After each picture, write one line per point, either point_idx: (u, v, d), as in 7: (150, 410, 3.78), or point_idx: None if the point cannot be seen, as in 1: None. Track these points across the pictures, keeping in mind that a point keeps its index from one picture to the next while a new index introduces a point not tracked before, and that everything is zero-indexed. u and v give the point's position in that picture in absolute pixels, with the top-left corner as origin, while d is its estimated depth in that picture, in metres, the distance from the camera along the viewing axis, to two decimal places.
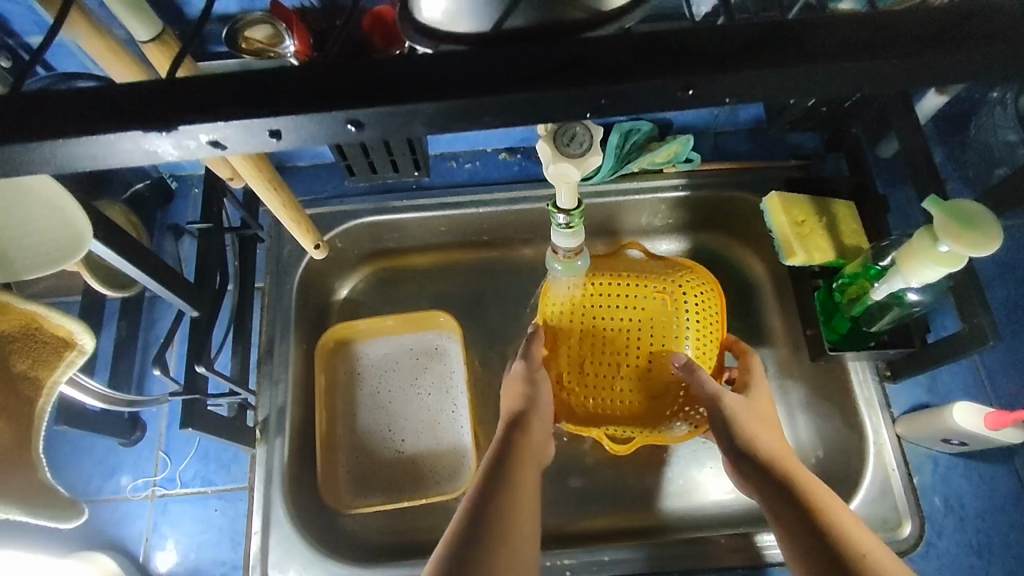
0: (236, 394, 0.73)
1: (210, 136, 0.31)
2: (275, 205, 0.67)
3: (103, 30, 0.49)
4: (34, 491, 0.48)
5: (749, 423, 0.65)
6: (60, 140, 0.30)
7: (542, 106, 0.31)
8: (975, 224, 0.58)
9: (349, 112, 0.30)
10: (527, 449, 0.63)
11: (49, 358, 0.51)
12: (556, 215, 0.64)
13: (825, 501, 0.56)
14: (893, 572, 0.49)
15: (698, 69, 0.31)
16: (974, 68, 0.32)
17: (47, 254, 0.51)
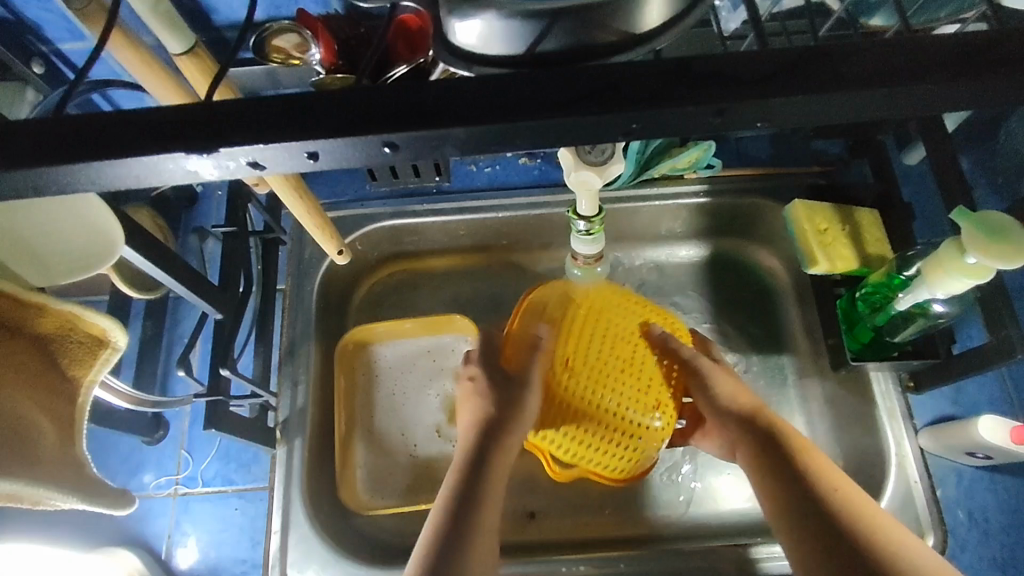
0: (258, 395, 0.74)
1: (250, 157, 0.31)
2: (299, 211, 0.67)
3: (136, 41, 0.50)
4: (84, 482, 0.51)
5: (728, 383, 0.70)
6: (106, 161, 0.30)
7: (573, 129, 0.31)
8: (1005, 237, 0.58)
9: (386, 136, 0.31)
10: (503, 454, 0.65)
11: (87, 357, 0.51)
12: (576, 221, 0.64)
13: (804, 447, 0.63)
14: (865, 503, 0.56)
15: (731, 93, 0.31)
16: (1012, 93, 0.32)
17: (78, 261, 0.52)
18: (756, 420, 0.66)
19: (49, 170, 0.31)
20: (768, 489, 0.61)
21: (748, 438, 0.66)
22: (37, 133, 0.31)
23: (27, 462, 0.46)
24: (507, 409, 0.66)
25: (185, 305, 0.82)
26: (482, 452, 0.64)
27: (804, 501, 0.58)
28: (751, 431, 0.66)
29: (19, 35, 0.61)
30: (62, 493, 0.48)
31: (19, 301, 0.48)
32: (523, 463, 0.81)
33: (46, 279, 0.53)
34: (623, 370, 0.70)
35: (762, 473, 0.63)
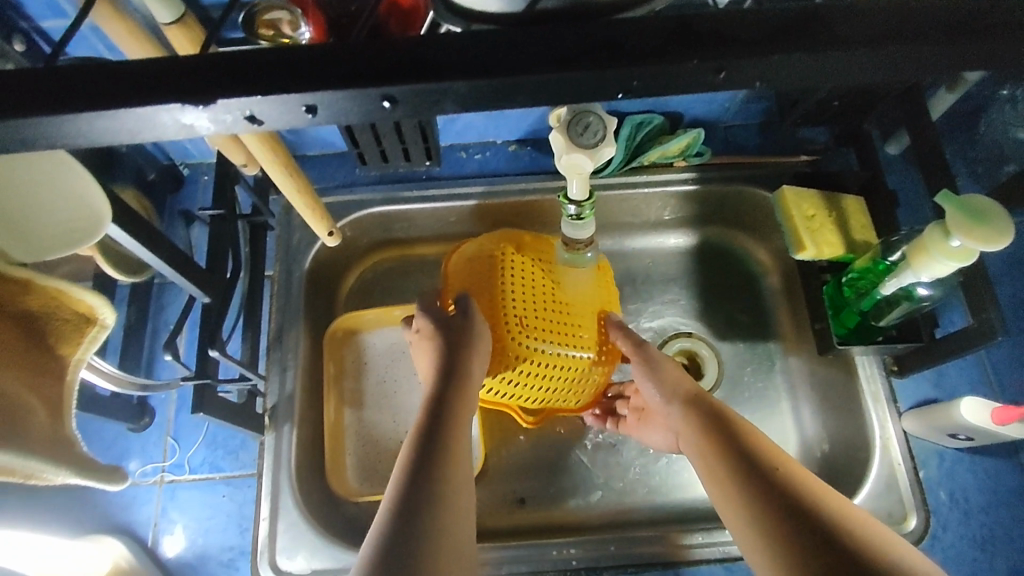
0: (245, 380, 0.73)
1: (246, 111, 0.32)
2: (289, 190, 0.66)
3: (124, 12, 0.49)
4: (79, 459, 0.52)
5: (669, 367, 0.69)
6: (104, 113, 0.31)
7: (571, 88, 0.32)
8: (987, 219, 0.59)
9: (384, 89, 0.31)
10: (459, 417, 0.62)
11: (75, 335, 0.51)
12: (566, 206, 0.64)
13: (749, 428, 0.60)
14: (806, 479, 0.54)
15: (734, 50, 0.31)
16: (1001, 55, 0.33)
17: (66, 232, 0.51)
18: (701, 404, 0.64)
19: (47, 121, 0.31)
20: (720, 478, 0.58)
21: (692, 423, 0.63)
22: (36, 88, 0.31)
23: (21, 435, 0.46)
24: (457, 361, 0.63)
25: (171, 291, 0.81)
26: (437, 414, 0.61)
27: (746, 480, 0.56)
28: (698, 418, 0.63)
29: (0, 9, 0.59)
30: (57, 467, 0.49)
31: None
32: (515, 447, 0.82)
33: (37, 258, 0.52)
34: (542, 314, 0.69)
35: (712, 460, 0.60)
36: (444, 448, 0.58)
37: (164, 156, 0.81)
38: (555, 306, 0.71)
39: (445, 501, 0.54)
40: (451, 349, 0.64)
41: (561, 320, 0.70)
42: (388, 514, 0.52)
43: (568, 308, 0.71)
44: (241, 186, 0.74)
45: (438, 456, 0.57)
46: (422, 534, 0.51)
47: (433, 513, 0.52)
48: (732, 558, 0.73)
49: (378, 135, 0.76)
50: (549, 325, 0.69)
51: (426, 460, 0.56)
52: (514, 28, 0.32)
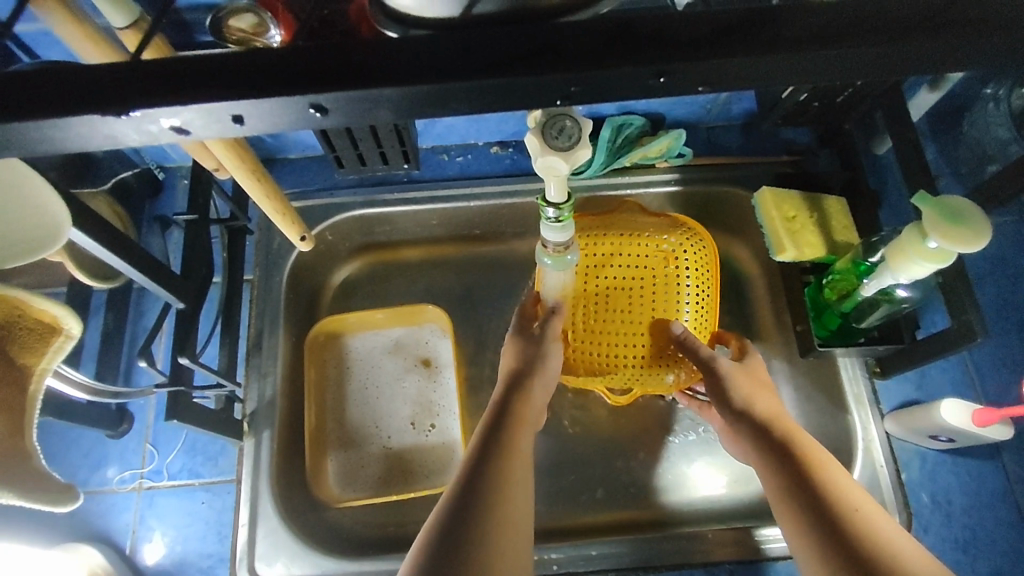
0: (223, 385, 0.72)
1: (171, 120, 0.32)
2: (259, 196, 0.66)
3: (81, 16, 0.48)
4: (36, 477, 0.50)
5: (744, 385, 0.68)
6: (26, 122, 0.30)
7: (517, 92, 0.32)
8: (962, 220, 0.58)
9: (311, 97, 0.31)
10: (521, 431, 0.62)
11: (38, 345, 0.50)
12: (546, 209, 0.63)
13: (823, 464, 0.59)
14: (883, 524, 0.53)
15: (673, 54, 0.31)
16: (948, 56, 0.33)
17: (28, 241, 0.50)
18: (773, 433, 0.63)
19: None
20: (788, 512, 0.57)
21: (762, 450, 0.62)
22: None
23: None
24: (528, 377, 0.68)
25: (148, 296, 0.80)
26: (502, 422, 0.62)
27: (819, 516, 0.55)
28: (769, 446, 0.62)
29: None
30: (5, 485, 0.47)
31: None
32: None
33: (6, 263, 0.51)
34: (600, 329, 0.77)
35: (779, 491, 0.59)
36: (506, 468, 0.57)
37: (140, 159, 0.80)
38: (613, 314, 0.77)
39: (504, 508, 0.54)
40: (525, 366, 0.68)
41: (622, 327, 0.77)
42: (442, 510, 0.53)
43: (622, 311, 0.77)
44: (216, 191, 0.73)
45: (500, 471, 0.56)
46: (475, 543, 0.50)
47: (493, 518, 0.52)
48: (713, 561, 0.73)
49: (355, 139, 0.75)
50: (610, 336, 0.77)
51: (486, 462, 0.57)
52: (455, 35, 0.32)
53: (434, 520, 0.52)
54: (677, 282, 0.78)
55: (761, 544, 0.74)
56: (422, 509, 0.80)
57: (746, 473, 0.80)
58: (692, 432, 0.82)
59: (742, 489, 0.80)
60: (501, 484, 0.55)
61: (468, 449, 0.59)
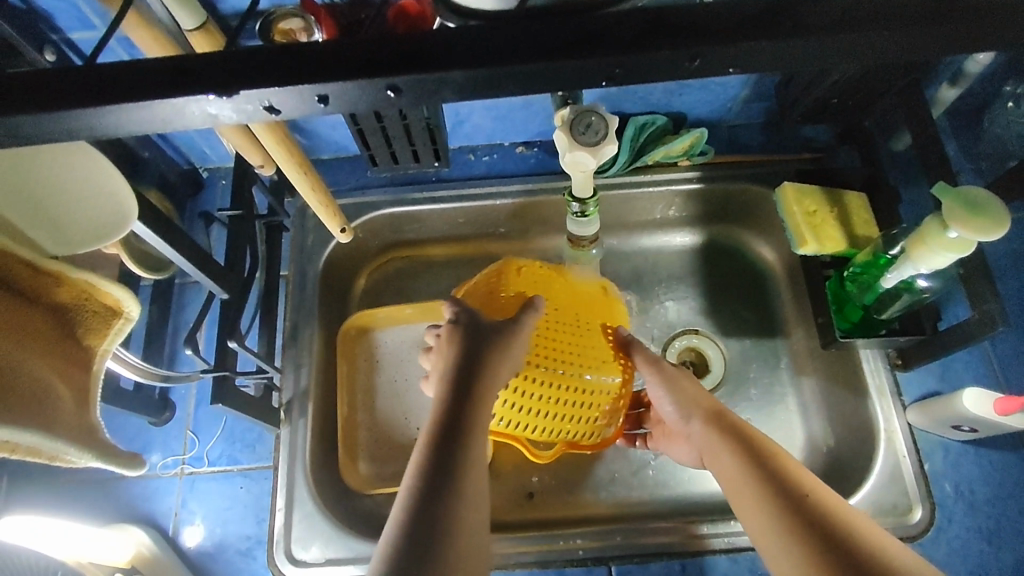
0: (263, 372, 0.75)
1: (265, 102, 0.35)
2: (303, 188, 0.69)
3: (150, 20, 0.52)
4: (103, 447, 0.54)
5: (687, 383, 0.69)
6: (134, 104, 0.34)
7: (559, 76, 0.35)
8: (986, 209, 0.60)
9: (390, 79, 0.34)
10: (483, 406, 0.59)
11: (102, 327, 0.54)
12: (571, 204, 0.66)
13: (773, 447, 0.60)
14: (834, 505, 0.53)
15: (705, 39, 0.34)
16: (962, 39, 0.36)
17: (110, 214, 0.54)
18: (740, 430, 0.62)
19: (80, 113, 0.34)
20: (750, 499, 0.57)
21: (724, 444, 0.62)
22: (63, 84, 0.34)
23: (54, 421, 0.49)
24: (494, 362, 0.61)
25: (190, 290, 0.84)
26: (460, 398, 0.58)
27: (773, 504, 0.55)
28: (734, 440, 0.62)
29: (32, 22, 0.62)
30: (81, 450, 0.51)
31: (36, 269, 0.50)
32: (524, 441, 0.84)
33: (104, 240, 0.55)
34: (551, 346, 0.70)
35: (740, 482, 0.59)
36: (463, 446, 0.55)
37: (183, 159, 0.84)
38: (563, 333, 0.72)
39: (464, 495, 0.52)
40: (479, 346, 0.61)
41: (571, 344, 0.71)
42: (400, 514, 0.51)
43: (572, 330, 0.73)
44: (258, 187, 0.76)
45: (454, 447, 0.54)
46: (443, 524, 0.50)
47: (446, 509, 0.51)
48: (738, 549, 0.75)
49: (388, 138, 0.79)
50: (559, 355, 0.70)
51: (445, 444, 0.55)
52: (501, 24, 0.35)
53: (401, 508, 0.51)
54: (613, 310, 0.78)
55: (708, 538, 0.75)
56: None
57: None
58: None
59: None
60: (460, 455, 0.54)
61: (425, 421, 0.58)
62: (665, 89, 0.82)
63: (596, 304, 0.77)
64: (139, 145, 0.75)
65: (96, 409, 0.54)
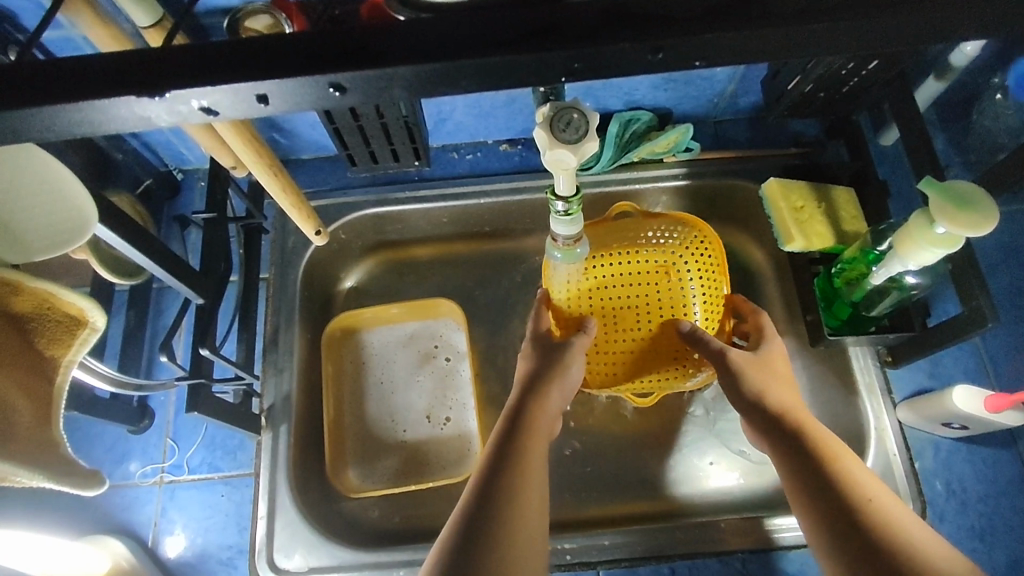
0: (241, 378, 0.74)
1: (201, 102, 0.33)
2: (275, 190, 0.67)
3: (105, 17, 0.51)
4: (59, 467, 0.52)
5: (757, 377, 0.66)
6: (55, 107, 0.32)
7: (517, 69, 0.33)
8: (969, 205, 0.58)
9: (332, 77, 0.33)
10: (536, 432, 0.62)
11: (65, 337, 0.52)
12: (555, 202, 0.63)
13: (833, 448, 0.60)
14: (898, 518, 0.54)
15: (667, 31, 0.33)
16: (932, 28, 0.35)
17: (69, 215, 0.52)
18: (801, 431, 0.61)
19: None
20: (806, 504, 0.58)
21: (783, 447, 0.61)
22: None
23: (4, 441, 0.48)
24: (550, 376, 0.66)
25: (168, 295, 0.82)
26: (516, 420, 0.62)
27: (837, 510, 0.56)
28: (796, 443, 0.61)
29: None
30: (30, 471, 0.49)
31: None
32: None
33: (72, 242, 0.53)
34: (617, 346, 0.75)
35: (797, 486, 0.59)
36: (516, 471, 0.57)
37: (159, 161, 0.82)
38: (626, 328, 0.75)
39: (512, 522, 0.54)
40: (540, 370, 0.66)
41: (639, 336, 0.75)
42: (448, 542, 0.53)
43: (632, 320, 0.75)
44: (234, 190, 0.74)
45: (514, 463, 0.58)
46: (490, 553, 0.52)
47: (496, 535, 0.53)
48: (728, 551, 0.73)
49: (366, 137, 0.77)
50: (628, 346, 0.75)
51: (496, 473, 0.57)
52: (456, 16, 0.34)
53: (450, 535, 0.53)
54: (680, 281, 0.74)
55: (772, 533, 0.74)
56: (437, 502, 0.81)
57: (760, 464, 0.81)
58: (705, 428, 0.82)
59: (758, 480, 0.80)
60: (510, 486, 0.56)
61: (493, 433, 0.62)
62: (649, 84, 0.81)
63: (659, 277, 0.74)
64: (110, 147, 0.74)
65: (57, 425, 0.53)
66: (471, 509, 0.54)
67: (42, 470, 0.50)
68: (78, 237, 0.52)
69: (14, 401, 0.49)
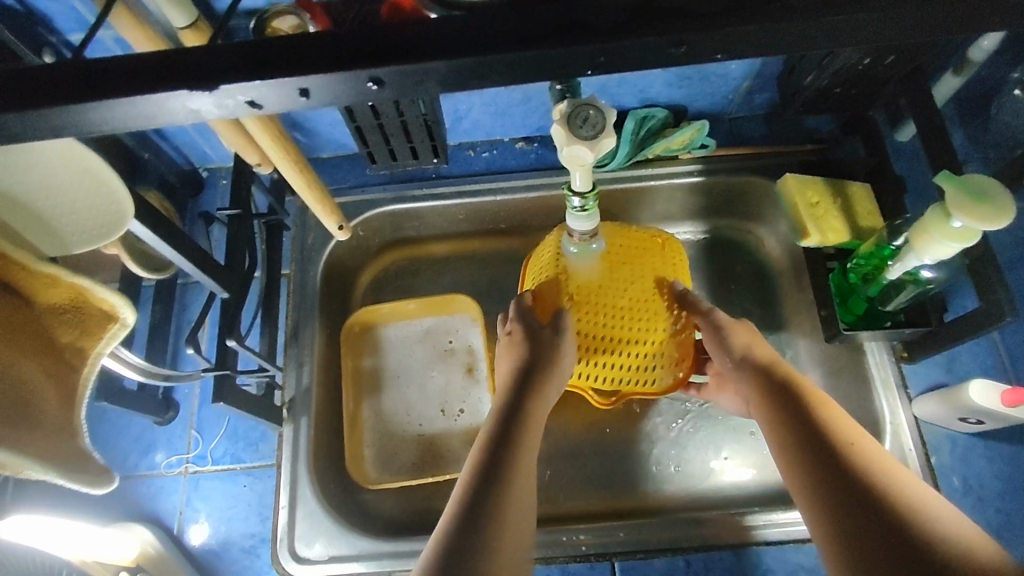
0: (264, 370, 0.75)
1: (248, 96, 0.35)
2: (302, 186, 0.69)
3: (141, 19, 0.53)
4: (66, 461, 0.52)
5: (742, 334, 0.70)
6: (111, 101, 0.34)
7: (543, 63, 0.35)
8: (990, 198, 0.59)
9: (372, 71, 0.34)
10: (532, 418, 0.65)
11: (97, 329, 0.54)
12: (571, 198, 0.64)
13: (819, 399, 0.62)
14: (879, 458, 0.57)
15: (688, 25, 0.34)
16: (945, 22, 0.35)
17: (104, 211, 0.54)
18: (788, 383, 0.64)
19: (50, 112, 0.34)
20: (788, 446, 0.60)
21: (769, 397, 0.64)
22: (47, 79, 0.34)
23: (27, 430, 0.49)
24: (542, 370, 0.67)
25: (192, 290, 0.84)
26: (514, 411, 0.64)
27: (819, 450, 0.58)
28: (782, 394, 0.64)
29: (27, 25, 0.62)
30: (39, 466, 0.49)
31: (31, 270, 0.50)
32: None
33: (111, 236, 0.56)
34: (604, 309, 0.73)
35: (782, 432, 0.62)
36: (518, 452, 0.60)
37: (184, 160, 0.84)
38: (614, 295, 0.73)
39: (512, 495, 0.57)
40: (533, 360, 0.68)
41: (626, 304, 0.73)
42: (453, 512, 0.55)
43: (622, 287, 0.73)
44: (257, 185, 0.77)
45: (516, 444, 0.61)
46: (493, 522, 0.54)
47: (497, 509, 0.55)
48: (744, 543, 0.74)
49: (386, 135, 0.79)
50: (614, 313, 0.73)
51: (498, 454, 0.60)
52: (485, 13, 0.35)
53: (455, 507, 0.55)
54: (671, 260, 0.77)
55: (754, 529, 0.74)
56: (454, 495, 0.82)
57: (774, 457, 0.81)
58: (718, 422, 0.83)
59: (772, 475, 0.81)
60: (510, 468, 0.59)
61: (488, 419, 0.65)
62: (664, 82, 0.82)
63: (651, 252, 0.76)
64: (138, 145, 0.76)
65: (78, 414, 0.54)
66: (475, 484, 0.57)
67: (55, 465, 0.50)
68: (116, 232, 0.55)
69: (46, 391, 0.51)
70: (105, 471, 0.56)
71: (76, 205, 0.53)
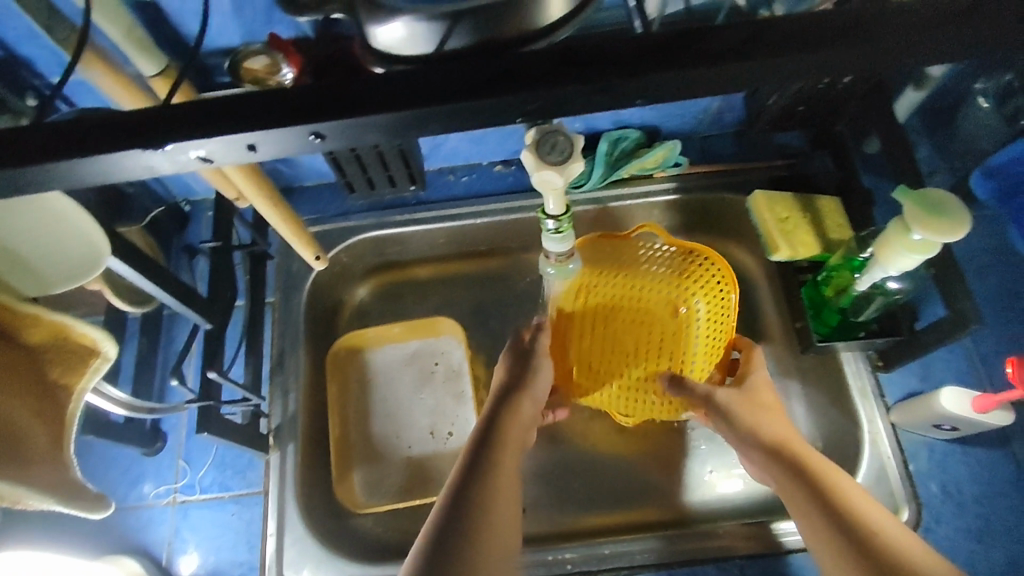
0: (249, 400, 0.76)
1: (198, 153, 0.36)
2: (275, 220, 0.71)
3: (116, 68, 0.55)
4: (70, 488, 0.55)
5: (745, 413, 0.69)
6: (67, 161, 0.35)
7: (480, 112, 0.36)
8: (942, 211, 0.61)
9: (312, 125, 0.35)
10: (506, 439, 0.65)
11: (80, 365, 0.55)
12: (545, 221, 0.66)
13: (830, 475, 0.62)
14: (886, 531, 0.56)
15: (616, 72, 0.36)
16: (861, 61, 0.37)
17: (86, 245, 0.56)
18: (801, 463, 0.64)
19: (16, 171, 0.35)
20: (815, 532, 0.59)
21: (790, 480, 0.64)
22: (11, 139, 0.35)
23: (22, 463, 0.51)
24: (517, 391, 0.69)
25: (179, 321, 0.85)
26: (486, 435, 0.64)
27: (836, 529, 0.58)
28: (796, 473, 0.64)
29: (12, 69, 0.64)
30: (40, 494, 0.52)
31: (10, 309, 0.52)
32: None
33: (94, 272, 0.56)
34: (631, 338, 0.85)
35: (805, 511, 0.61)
36: (486, 479, 0.59)
37: (168, 194, 0.87)
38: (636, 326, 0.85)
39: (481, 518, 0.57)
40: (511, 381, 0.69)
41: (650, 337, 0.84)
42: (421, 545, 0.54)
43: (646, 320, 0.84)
44: (238, 219, 0.78)
45: (481, 467, 0.60)
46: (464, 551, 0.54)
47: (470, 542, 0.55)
48: (727, 556, 0.74)
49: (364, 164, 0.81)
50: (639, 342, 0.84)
51: (470, 473, 0.60)
52: (426, 67, 0.37)
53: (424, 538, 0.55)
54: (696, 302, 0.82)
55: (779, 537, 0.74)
56: None
57: None
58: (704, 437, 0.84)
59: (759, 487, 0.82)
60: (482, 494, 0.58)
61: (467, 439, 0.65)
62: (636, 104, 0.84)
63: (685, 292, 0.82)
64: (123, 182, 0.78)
65: (69, 447, 0.56)
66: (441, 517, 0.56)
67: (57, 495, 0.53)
68: (98, 266, 0.56)
69: (31, 427, 0.53)
70: (103, 503, 0.58)
71: (62, 240, 0.55)
